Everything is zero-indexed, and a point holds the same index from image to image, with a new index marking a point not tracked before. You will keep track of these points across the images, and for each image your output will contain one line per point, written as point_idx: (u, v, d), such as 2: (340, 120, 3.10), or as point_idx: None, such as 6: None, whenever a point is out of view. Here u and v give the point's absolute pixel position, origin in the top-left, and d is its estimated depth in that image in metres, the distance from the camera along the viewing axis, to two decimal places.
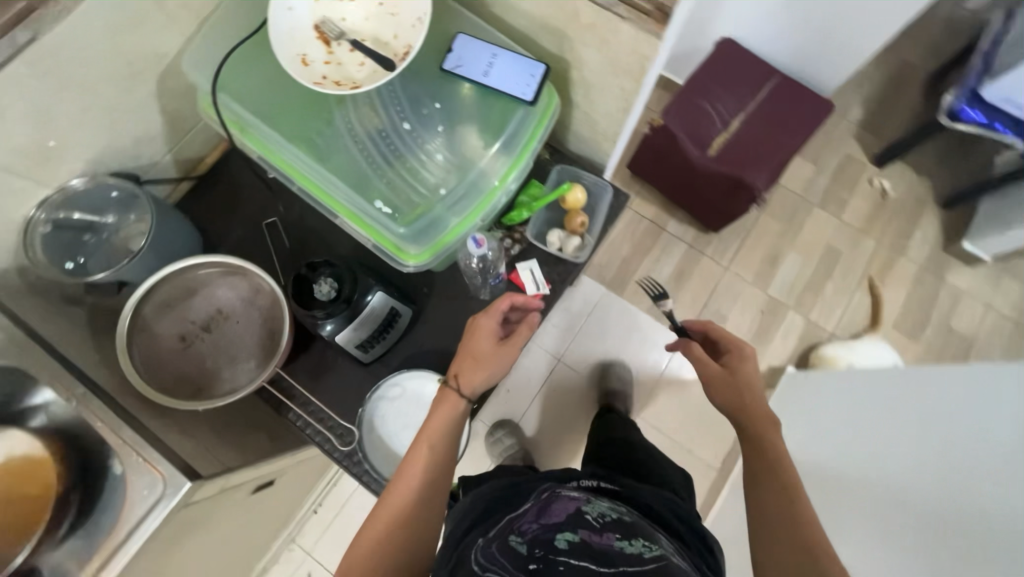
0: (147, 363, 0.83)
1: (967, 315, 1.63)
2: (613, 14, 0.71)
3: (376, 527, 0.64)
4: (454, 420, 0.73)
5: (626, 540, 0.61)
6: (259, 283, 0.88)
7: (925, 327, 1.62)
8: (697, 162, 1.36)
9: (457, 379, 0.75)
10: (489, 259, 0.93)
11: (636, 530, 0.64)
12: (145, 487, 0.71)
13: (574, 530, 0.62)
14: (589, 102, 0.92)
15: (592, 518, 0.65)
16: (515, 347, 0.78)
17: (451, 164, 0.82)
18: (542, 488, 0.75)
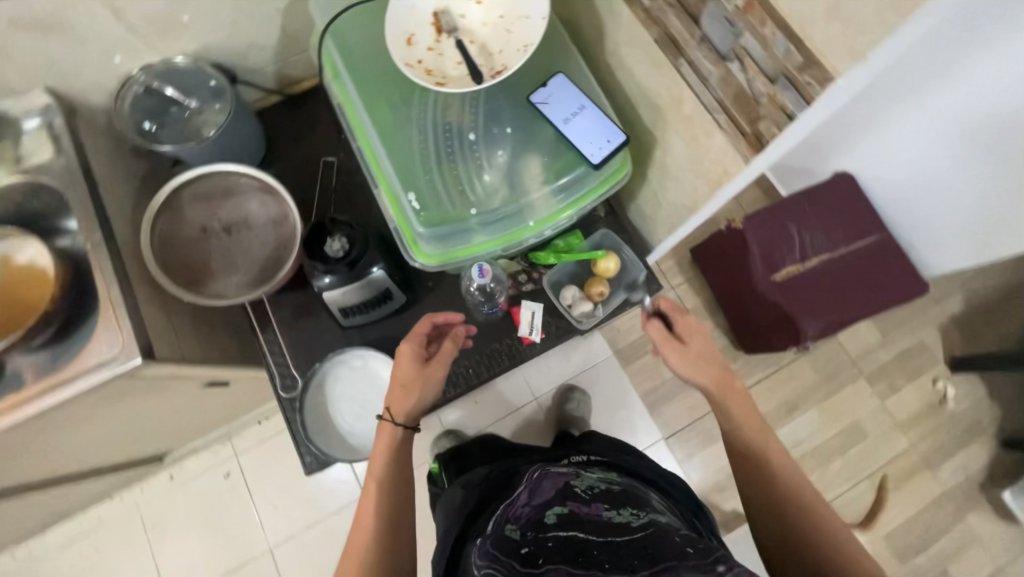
0: (164, 237, 0.90)
1: (972, 566, 1.45)
2: (712, 119, 0.67)
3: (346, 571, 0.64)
4: (394, 449, 0.75)
5: (612, 509, 0.69)
6: (287, 211, 0.93)
7: (918, 555, 1.45)
8: (757, 284, 1.28)
9: (389, 408, 0.76)
10: (491, 288, 0.94)
11: (624, 499, 0.73)
12: (105, 345, 0.75)
13: (562, 504, 0.72)
14: (660, 184, 0.89)
15: (580, 490, 0.75)
16: (440, 363, 0.79)
17: (496, 188, 0.82)
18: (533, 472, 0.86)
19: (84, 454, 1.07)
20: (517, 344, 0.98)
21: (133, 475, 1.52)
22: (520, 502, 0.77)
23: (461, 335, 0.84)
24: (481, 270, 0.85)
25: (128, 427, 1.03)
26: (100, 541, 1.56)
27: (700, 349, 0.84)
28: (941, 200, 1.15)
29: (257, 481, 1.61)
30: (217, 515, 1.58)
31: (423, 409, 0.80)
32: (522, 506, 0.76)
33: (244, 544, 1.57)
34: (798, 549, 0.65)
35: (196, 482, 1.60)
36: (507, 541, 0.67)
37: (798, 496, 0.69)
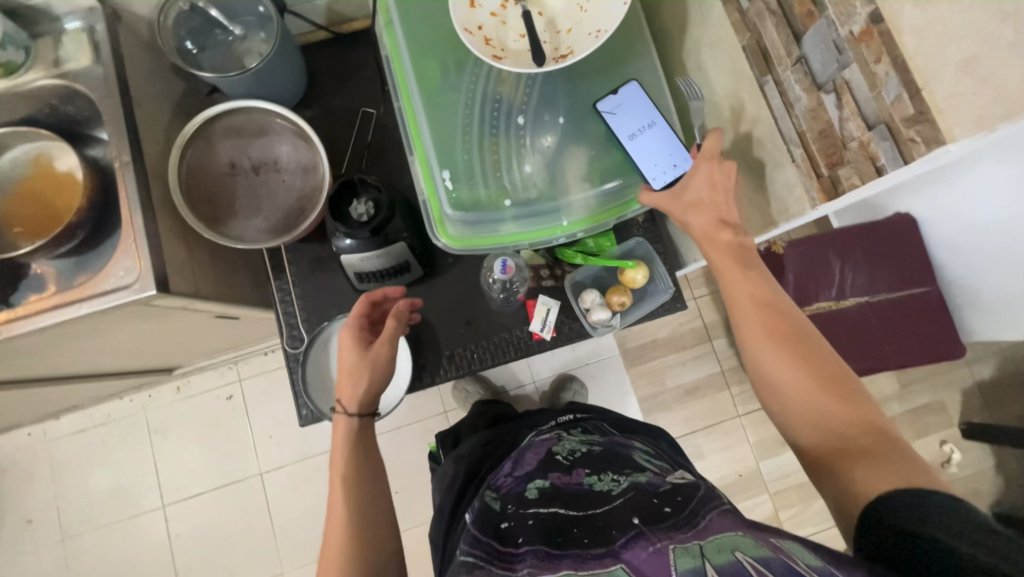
0: (190, 166, 0.88)
1: None
2: (785, 151, 0.61)
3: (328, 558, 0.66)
4: (352, 436, 0.77)
5: (593, 476, 0.70)
6: (318, 160, 0.90)
7: None
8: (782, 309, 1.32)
9: (340, 400, 0.77)
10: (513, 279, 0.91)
11: (605, 464, 0.74)
12: (121, 269, 0.75)
13: (544, 476, 0.73)
14: None
15: (561, 459, 0.78)
16: (382, 341, 0.77)
17: (535, 180, 0.78)
18: (524, 445, 0.88)
19: (99, 359, 1.12)
20: (527, 337, 0.95)
21: (143, 381, 1.61)
22: (506, 474, 0.79)
23: (404, 309, 0.82)
24: (505, 266, 0.84)
25: (140, 343, 1.07)
26: (106, 436, 1.67)
27: (704, 196, 0.69)
28: (1010, 265, 1.06)
29: (256, 406, 1.70)
30: (217, 431, 1.69)
31: (372, 395, 0.79)
32: (504, 477, 0.79)
33: (238, 461, 1.67)
34: (802, 412, 0.61)
35: (201, 397, 1.70)
36: (495, 520, 0.66)
37: (802, 349, 0.63)
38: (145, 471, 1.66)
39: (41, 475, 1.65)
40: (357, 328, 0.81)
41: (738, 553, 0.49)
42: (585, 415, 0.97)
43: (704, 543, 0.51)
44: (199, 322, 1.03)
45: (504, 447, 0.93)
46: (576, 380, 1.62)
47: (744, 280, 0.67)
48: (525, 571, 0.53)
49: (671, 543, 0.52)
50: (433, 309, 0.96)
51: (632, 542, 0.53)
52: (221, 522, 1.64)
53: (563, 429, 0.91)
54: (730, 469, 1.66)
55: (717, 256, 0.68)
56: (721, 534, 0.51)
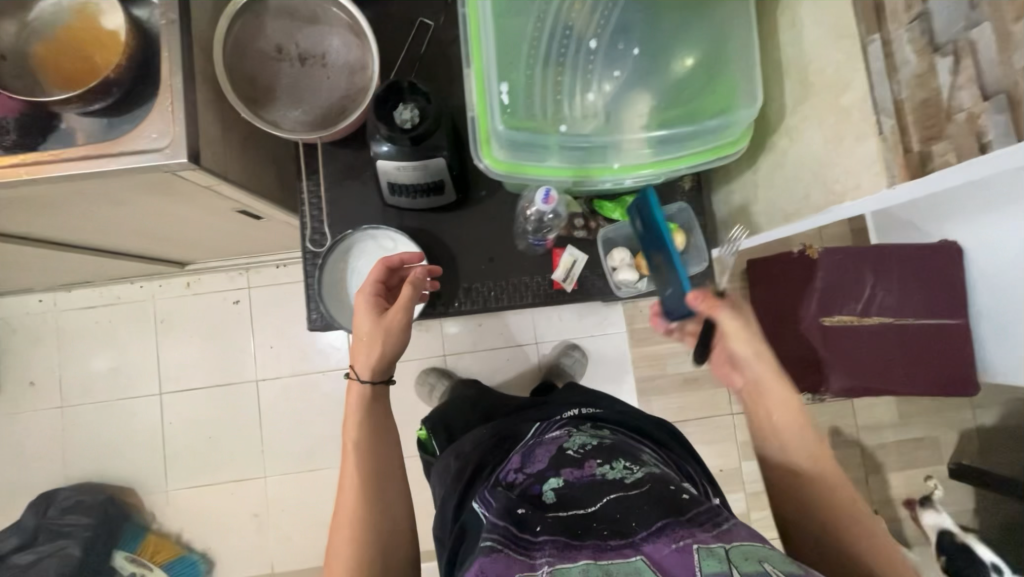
0: (236, 40, 0.83)
1: None
2: (875, 120, 0.57)
3: (343, 492, 0.72)
4: (366, 402, 0.77)
5: (605, 466, 0.70)
6: (369, 60, 0.85)
7: None
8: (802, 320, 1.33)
9: (354, 367, 0.77)
10: (547, 220, 0.85)
11: (617, 452, 0.74)
12: (154, 132, 0.73)
13: (556, 474, 0.72)
14: (768, 179, 0.79)
15: (572, 453, 0.76)
16: (399, 309, 0.78)
17: (587, 113, 0.74)
18: (535, 438, 0.86)
19: (117, 233, 1.12)
20: (546, 285, 0.93)
21: (156, 270, 1.63)
22: (518, 468, 0.77)
23: (420, 276, 0.81)
24: (546, 197, 0.76)
25: (159, 223, 1.06)
26: (113, 317, 1.70)
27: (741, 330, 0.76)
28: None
29: (261, 316, 1.72)
30: (221, 332, 1.71)
31: (386, 363, 0.79)
32: (514, 472, 0.77)
33: (236, 365, 1.70)
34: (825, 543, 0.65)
35: (209, 296, 1.71)
36: (511, 506, 0.65)
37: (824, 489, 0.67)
38: (146, 358, 1.70)
39: (47, 342, 1.69)
40: (373, 295, 0.81)
41: (766, 564, 0.49)
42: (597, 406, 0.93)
43: (729, 548, 0.52)
44: (221, 210, 1.02)
45: (511, 428, 0.91)
46: (578, 350, 1.63)
47: (796, 423, 0.71)
48: (545, 560, 0.54)
49: (694, 542, 0.53)
50: (457, 240, 0.93)
51: (653, 536, 0.55)
52: (213, 420, 1.69)
53: (574, 424, 0.88)
54: (712, 464, 1.67)
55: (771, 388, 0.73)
56: (744, 541, 0.53)
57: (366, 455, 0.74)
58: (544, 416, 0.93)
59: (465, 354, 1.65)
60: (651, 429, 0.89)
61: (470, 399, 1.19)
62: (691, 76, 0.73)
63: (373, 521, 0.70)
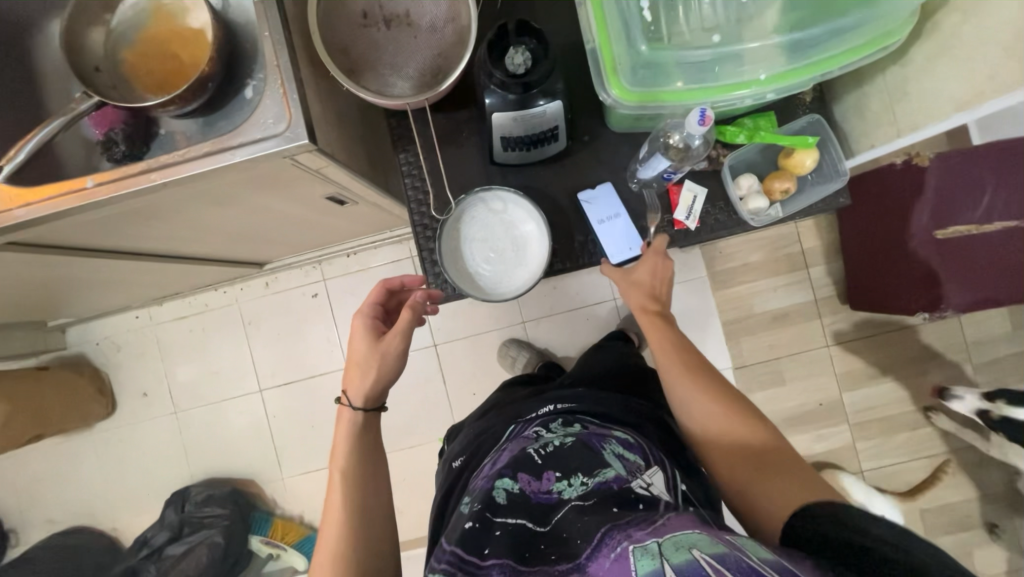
0: (328, 11, 0.79)
1: (998, 547, 1.58)
2: None
3: (329, 523, 0.73)
4: (355, 430, 0.80)
5: (563, 482, 0.66)
6: (461, 12, 0.80)
7: (948, 524, 1.59)
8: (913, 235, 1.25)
9: (345, 392, 0.79)
10: (693, 148, 0.78)
11: (575, 456, 0.70)
12: (270, 117, 0.72)
13: (512, 476, 0.69)
14: (924, 70, 0.71)
15: (534, 456, 0.72)
16: (393, 334, 0.80)
17: (715, 22, 0.68)
18: (508, 441, 0.83)
19: (212, 237, 1.13)
20: (666, 225, 0.88)
21: (237, 273, 1.67)
22: (483, 474, 0.75)
23: (420, 300, 0.82)
24: (704, 117, 0.68)
25: (253, 220, 1.06)
26: (204, 324, 1.77)
27: (644, 279, 0.84)
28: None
29: (340, 305, 1.75)
30: (304, 325, 1.76)
31: (379, 387, 0.81)
32: (481, 477, 0.75)
33: (324, 356, 1.75)
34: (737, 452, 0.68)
35: (290, 293, 1.75)
36: (461, 522, 0.65)
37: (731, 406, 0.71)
38: (240, 358, 1.77)
39: (150, 354, 1.78)
40: (372, 321, 0.84)
41: (694, 550, 0.48)
42: (572, 396, 0.87)
43: (661, 541, 0.50)
44: (311, 198, 1.01)
45: (496, 424, 0.91)
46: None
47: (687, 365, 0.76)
48: None
49: (631, 542, 0.51)
50: (565, 191, 0.89)
51: (596, 552, 0.53)
52: (310, 410, 1.76)
53: (548, 421, 0.82)
54: (811, 399, 1.62)
55: (649, 330, 0.82)
56: (679, 532, 0.51)
57: (353, 493, 0.75)
58: (522, 415, 0.89)
59: (543, 319, 1.63)
60: (626, 416, 0.84)
61: (498, 394, 1.12)
62: None
63: (352, 557, 0.70)
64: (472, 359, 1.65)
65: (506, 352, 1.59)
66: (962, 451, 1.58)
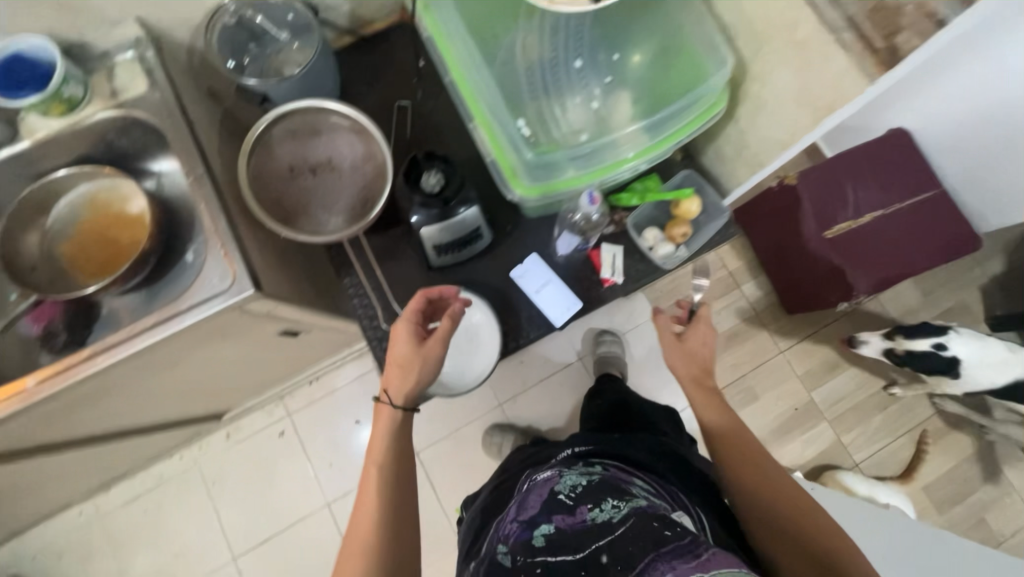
0: (256, 174, 0.88)
1: (1002, 506, 1.62)
2: (837, 39, 0.66)
3: (354, 535, 0.71)
4: (395, 427, 0.79)
5: (596, 508, 0.68)
6: (375, 151, 0.91)
7: (950, 496, 1.63)
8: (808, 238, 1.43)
9: (386, 390, 0.79)
10: (591, 221, 0.91)
11: (607, 490, 0.72)
12: (215, 276, 0.77)
13: (547, 519, 0.70)
14: (751, 123, 0.90)
15: (564, 498, 0.73)
16: (437, 339, 0.79)
17: (581, 125, 0.87)
18: (523, 488, 0.85)
19: (164, 402, 1.10)
20: (597, 285, 0.98)
21: (194, 432, 1.58)
22: (510, 518, 0.76)
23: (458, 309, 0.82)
24: (591, 198, 0.83)
25: (207, 373, 1.06)
26: (161, 499, 1.61)
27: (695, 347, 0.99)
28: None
29: (311, 438, 1.67)
30: (275, 470, 1.65)
31: (418, 391, 0.80)
32: (510, 522, 0.75)
33: (302, 499, 1.63)
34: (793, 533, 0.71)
35: (254, 440, 1.66)
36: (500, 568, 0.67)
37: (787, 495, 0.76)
38: (206, 528, 1.60)
39: (99, 552, 1.57)
40: (414, 322, 0.83)
41: None
42: (585, 440, 0.90)
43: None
44: (266, 338, 1.04)
45: (511, 482, 0.93)
46: (610, 332, 1.61)
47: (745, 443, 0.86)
48: None
49: None
50: (502, 277, 0.98)
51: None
52: (295, 566, 1.58)
53: (567, 463, 0.84)
54: (786, 407, 1.68)
55: (700, 397, 0.94)
56: (724, 568, 0.51)
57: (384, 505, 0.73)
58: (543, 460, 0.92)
59: (519, 396, 1.64)
60: (640, 456, 0.86)
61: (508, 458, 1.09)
62: (653, 64, 0.86)
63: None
64: (459, 457, 1.60)
65: (491, 440, 1.57)
66: (935, 418, 1.67)
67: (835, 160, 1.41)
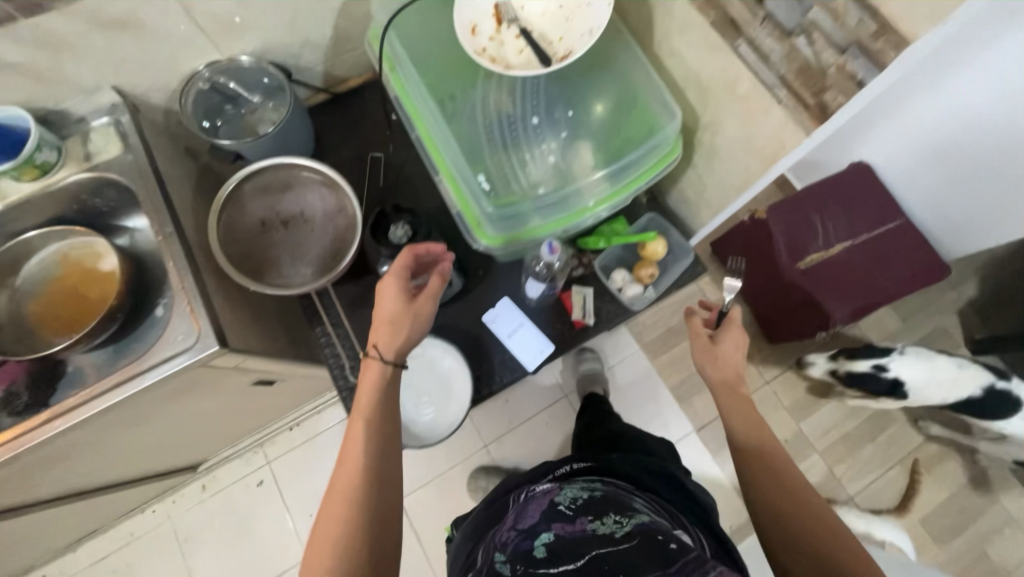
0: (227, 230, 0.90)
1: (1003, 537, 1.57)
2: (773, 95, 0.70)
3: (331, 506, 0.63)
4: (384, 384, 0.73)
5: (597, 521, 0.66)
6: (346, 203, 0.94)
7: (949, 529, 1.58)
8: (784, 270, 1.41)
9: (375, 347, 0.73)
10: (554, 268, 0.93)
11: (607, 505, 0.70)
12: (180, 333, 0.77)
13: (547, 528, 0.67)
14: (708, 167, 0.93)
15: (564, 509, 0.70)
16: (430, 295, 0.75)
17: (541, 178, 0.88)
18: (521, 499, 0.80)
19: (133, 459, 1.07)
20: (569, 327, 0.99)
21: (169, 485, 1.52)
22: (509, 525, 0.71)
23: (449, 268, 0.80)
24: (552, 248, 0.86)
25: (178, 428, 1.04)
26: (132, 558, 1.54)
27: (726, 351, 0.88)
28: (993, 174, 1.21)
29: (291, 487, 1.61)
30: (253, 522, 1.58)
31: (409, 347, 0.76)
32: (507, 530, 0.70)
33: (280, 553, 1.56)
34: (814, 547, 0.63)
35: (231, 490, 1.61)
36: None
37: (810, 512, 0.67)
38: None
39: None
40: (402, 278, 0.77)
41: None
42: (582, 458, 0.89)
43: None
44: (239, 389, 1.02)
45: (502, 497, 0.87)
46: (591, 350, 1.60)
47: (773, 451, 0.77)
48: None
49: None
50: (474, 322, 0.98)
51: None
52: None
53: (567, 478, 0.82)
54: None
55: (729, 407, 0.85)
56: None
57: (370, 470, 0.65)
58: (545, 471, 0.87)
59: (505, 436, 1.61)
60: (624, 467, 0.86)
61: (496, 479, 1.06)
62: (610, 117, 0.89)
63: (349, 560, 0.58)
64: (443, 502, 1.55)
65: (476, 484, 1.52)
66: (924, 445, 1.65)
67: (802, 194, 1.43)
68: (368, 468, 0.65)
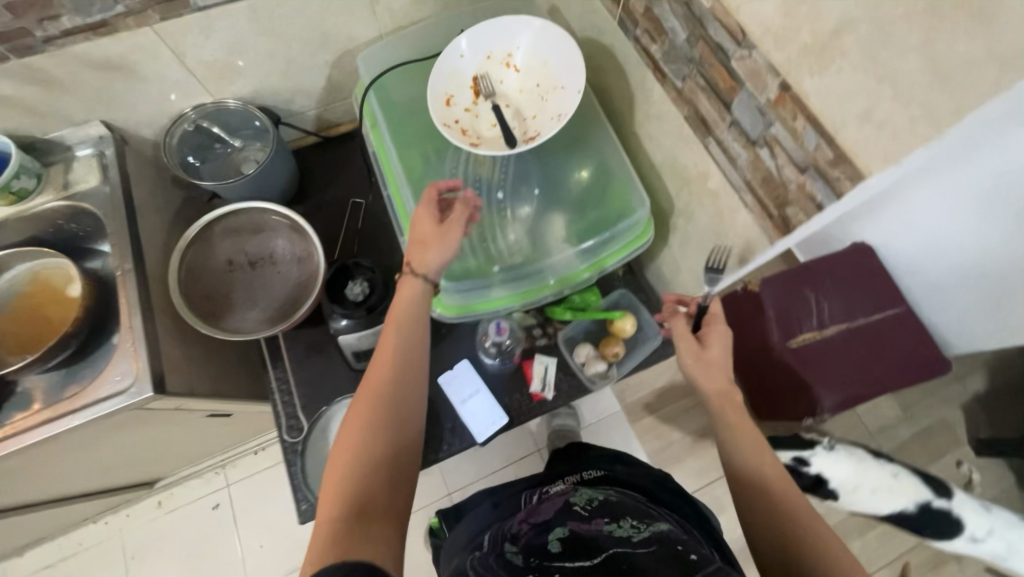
0: (190, 268, 0.91)
1: None
2: (739, 196, 0.69)
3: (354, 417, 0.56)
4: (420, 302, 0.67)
5: (613, 522, 0.60)
6: (312, 250, 0.94)
7: None
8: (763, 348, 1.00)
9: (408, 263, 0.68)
10: (505, 345, 0.95)
11: (624, 510, 0.63)
12: (118, 374, 0.76)
13: (562, 524, 0.62)
14: (682, 251, 0.91)
15: (580, 509, 0.65)
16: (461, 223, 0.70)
17: (503, 252, 0.85)
18: (535, 499, 0.75)
19: (76, 479, 1.05)
20: (527, 400, 0.95)
21: (123, 499, 1.49)
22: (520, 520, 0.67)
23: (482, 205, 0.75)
24: (499, 329, 0.91)
25: (123, 455, 1.01)
26: (76, 570, 1.50)
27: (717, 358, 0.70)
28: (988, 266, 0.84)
29: (245, 514, 1.56)
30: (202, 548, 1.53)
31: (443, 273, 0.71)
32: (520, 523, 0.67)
33: None
34: None
35: (185, 511, 1.56)
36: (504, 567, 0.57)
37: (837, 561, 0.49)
38: None
39: None
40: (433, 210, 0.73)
41: None
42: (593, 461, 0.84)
43: None
44: (188, 423, 1.00)
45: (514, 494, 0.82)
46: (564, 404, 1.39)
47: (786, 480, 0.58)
48: None
49: None
50: (430, 382, 0.96)
51: None
52: None
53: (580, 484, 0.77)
54: None
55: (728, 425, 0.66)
56: None
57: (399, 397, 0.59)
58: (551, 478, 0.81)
59: None
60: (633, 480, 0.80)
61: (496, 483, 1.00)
62: (581, 196, 0.87)
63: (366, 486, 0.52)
64: None
65: None
66: None
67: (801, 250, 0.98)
68: (397, 389, 0.58)
